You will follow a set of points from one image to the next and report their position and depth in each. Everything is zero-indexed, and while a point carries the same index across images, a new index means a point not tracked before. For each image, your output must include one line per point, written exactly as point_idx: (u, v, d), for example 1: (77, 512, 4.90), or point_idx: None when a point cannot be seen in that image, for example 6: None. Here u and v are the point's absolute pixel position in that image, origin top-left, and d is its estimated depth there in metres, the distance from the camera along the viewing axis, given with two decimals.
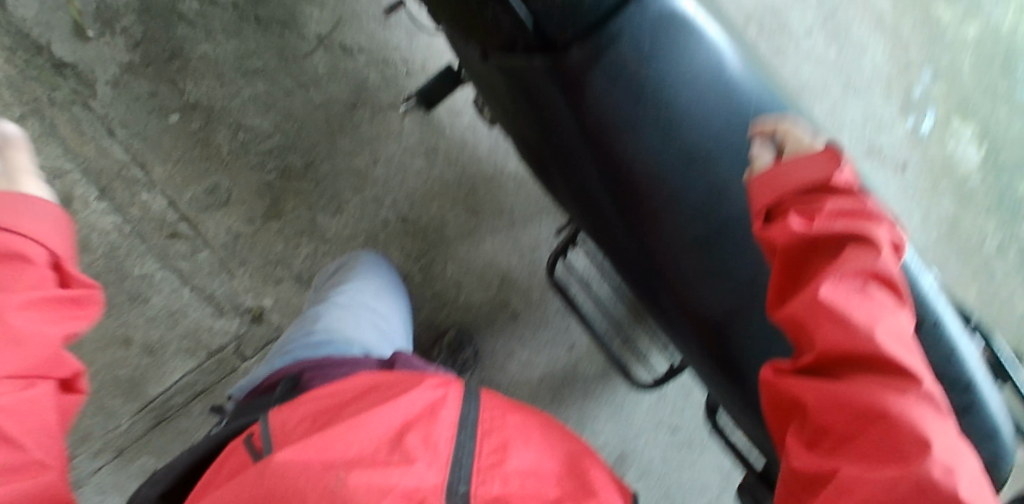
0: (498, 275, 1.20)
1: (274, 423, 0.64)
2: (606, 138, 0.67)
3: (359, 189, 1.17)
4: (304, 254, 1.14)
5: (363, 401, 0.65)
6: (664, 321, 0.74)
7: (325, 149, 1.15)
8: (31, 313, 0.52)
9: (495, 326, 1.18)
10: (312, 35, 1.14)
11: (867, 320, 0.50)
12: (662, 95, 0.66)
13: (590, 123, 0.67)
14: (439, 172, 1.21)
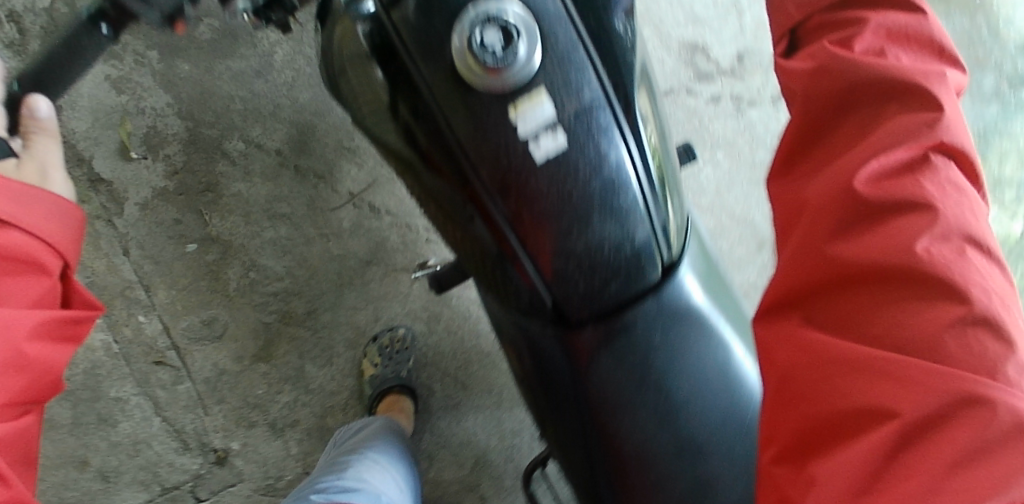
0: (472, 456, 1.17)
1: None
2: (603, 418, 0.64)
3: (353, 344, 1.16)
4: (284, 401, 1.12)
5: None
6: None
7: (331, 301, 1.15)
8: (40, 332, 0.56)
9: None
10: (344, 190, 1.17)
11: (905, 222, 0.47)
12: (667, 384, 0.63)
13: (592, 402, 0.64)
14: (437, 340, 1.19)
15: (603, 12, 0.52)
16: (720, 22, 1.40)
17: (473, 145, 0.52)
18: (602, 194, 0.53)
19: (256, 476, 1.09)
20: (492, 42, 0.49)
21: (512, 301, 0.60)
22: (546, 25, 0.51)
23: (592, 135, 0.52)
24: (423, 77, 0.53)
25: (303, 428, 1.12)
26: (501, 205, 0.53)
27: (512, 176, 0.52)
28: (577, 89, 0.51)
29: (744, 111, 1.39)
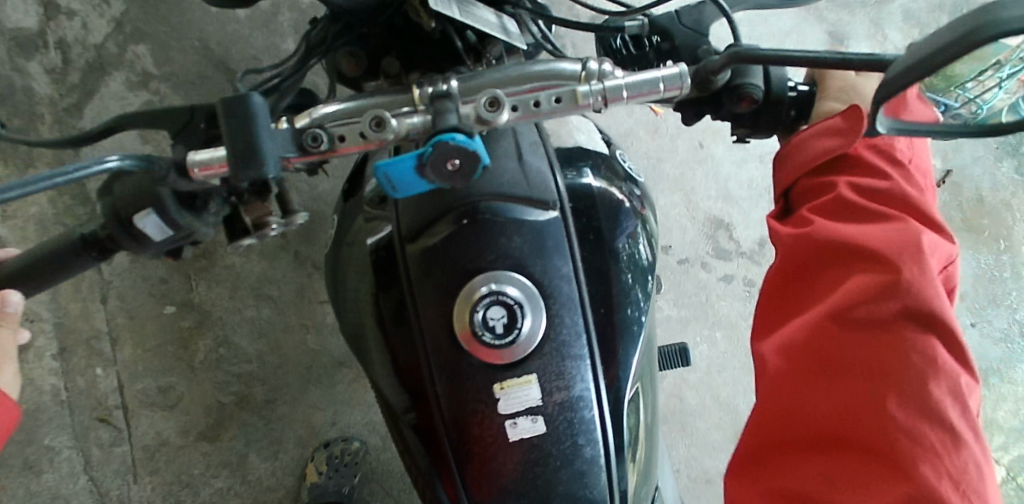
0: None
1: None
2: None
3: (303, 442, 1.12)
4: (217, 486, 1.08)
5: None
6: None
7: (292, 394, 1.13)
8: None
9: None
10: None
11: (902, 294, 0.49)
12: None
13: None
14: (389, 458, 1.15)
15: (615, 304, 0.52)
16: (754, 203, 1.38)
17: (450, 413, 0.50)
18: (569, 494, 0.49)
19: None
20: (492, 322, 0.48)
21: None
22: (553, 306, 0.49)
23: (572, 432, 0.49)
24: (418, 326, 0.51)
25: None
26: (462, 481, 0.50)
27: (480, 454, 0.50)
28: (568, 380, 0.49)
29: (755, 295, 1.36)
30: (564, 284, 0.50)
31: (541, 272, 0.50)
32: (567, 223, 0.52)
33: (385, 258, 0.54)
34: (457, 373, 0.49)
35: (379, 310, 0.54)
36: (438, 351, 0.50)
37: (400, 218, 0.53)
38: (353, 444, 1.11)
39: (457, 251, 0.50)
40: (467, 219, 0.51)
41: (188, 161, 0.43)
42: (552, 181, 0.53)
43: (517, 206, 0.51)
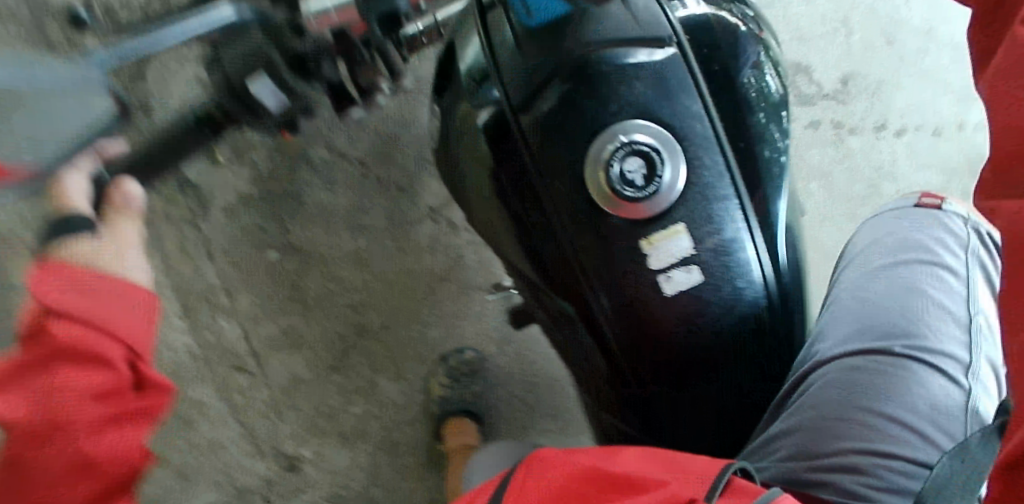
0: None
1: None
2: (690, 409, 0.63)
3: (424, 359, 1.15)
4: (355, 412, 1.13)
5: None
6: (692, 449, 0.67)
7: (405, 317, 1.15)
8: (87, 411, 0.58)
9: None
10: (424, 204, 1.15)
11: None
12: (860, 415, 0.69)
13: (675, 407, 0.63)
14: (506, 362, 1.17)
15: (741, 134, 0.60)
16: (832, 38, 1.27)
17: (609, 276, 0.58)
18: (724, 322, 0.59)
19: (326, 483, 1.12)
20: (631, 175, 0.56)
21: (619, 405, 0.66)
22: (689, 158, 0.58)
23: (725, 265, 0.59)
24: (565, 206, 0.58)
25: (372, 441, 1.13)
26: (626, 335, 0.59)
27: (642, 308, 0.58)
28: (717, 225, 0.58)
29: (847, 138, 1.27)
30: (700, 135, 0.58)
31: (670, 112, 0.58)
32: (688, 75, 0.58)
33: (507, 145, 0.60)
34: (614, 237, 0.58)
35: (511, 191, 0.61)
36: (593, 221, 0.58)
37: (523, 102, 0.59)
38: (469, 355, 1.14)
39: (589, 126, 0.57)
40: (591, 90, 0.57)
41: (307, 12, 0.59)
42: (667, 32, 0.58)
43: (638, 59, 0.58)
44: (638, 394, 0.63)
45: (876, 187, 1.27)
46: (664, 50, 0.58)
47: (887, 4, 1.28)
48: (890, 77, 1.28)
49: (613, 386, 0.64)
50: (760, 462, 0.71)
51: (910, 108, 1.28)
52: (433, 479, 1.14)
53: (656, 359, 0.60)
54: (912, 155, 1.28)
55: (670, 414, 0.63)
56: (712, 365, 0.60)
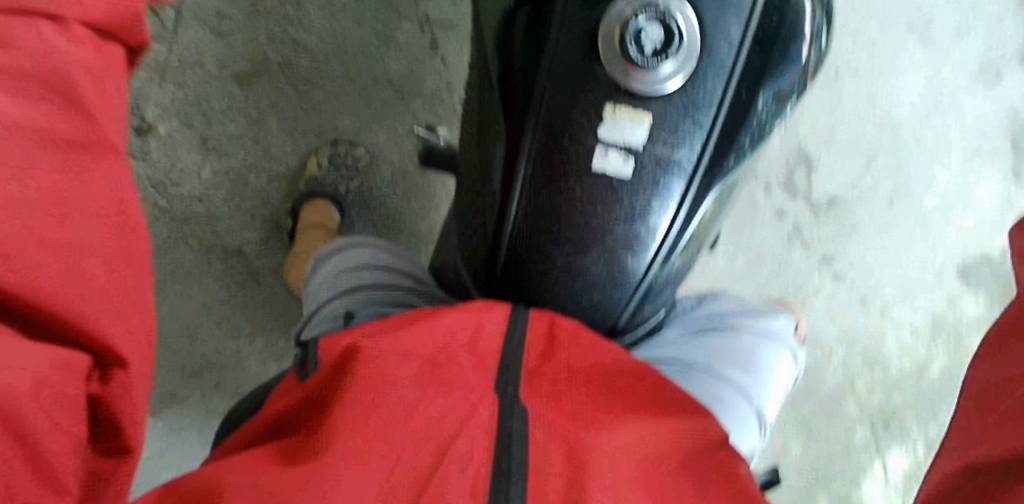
0: None
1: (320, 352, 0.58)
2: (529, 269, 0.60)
3: (320, 134, 1.11)
4: (227, 129, 1.07)
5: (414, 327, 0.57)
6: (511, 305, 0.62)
7: (333, 84, 1.10)
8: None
9: (282, 334, 1.14)
10: (422, 9, 1.10)
11: None
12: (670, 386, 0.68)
13: (522, 255, 0.60)
14: (387, 192, 1.15)
15: (753, 99, 0.58)
16: (850, 160, 1.10)
17: (557, 116, 0.57)
18: (616, 228, 0.58)
19: (156, 170, 1.05)
20: (647, 39, 0.55)
21: (476, 245, 0.64)
22: (697, 70, 0.56)
23: (656, 181, 0.57)
24: (565, 29, 0.57)
25: (224, 165, 1.08)
26: (532, 176, 0.58)
27: (564, 162, 0.57)
28: (675, 139, 0.57)
29: (795, 249, 1.11)
30: (717, 62, 0.57)
31: (711, 25, 0.56)
32: (749, 7, 0.56)
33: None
34: (585, 86, 0.56)
35: (522, 3, 0.59)
36: (579, 60, 0.56)
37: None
38: (362, 159, 1.11)
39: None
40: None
41: None
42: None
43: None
44: (497, 240, 0.61)
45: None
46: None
47: (918, 169, 1.12)
48: (867, 230, 1.12)
49: (485, 221, 0.62)
50: None
51: (862, 267, 1.13)
52: (251, 235, 1.10)
53: (537, 215, 0.58)
54: (836, 314, 1.13)
55: (510, 281, 0.61)
56: (577, 260, 0.58)
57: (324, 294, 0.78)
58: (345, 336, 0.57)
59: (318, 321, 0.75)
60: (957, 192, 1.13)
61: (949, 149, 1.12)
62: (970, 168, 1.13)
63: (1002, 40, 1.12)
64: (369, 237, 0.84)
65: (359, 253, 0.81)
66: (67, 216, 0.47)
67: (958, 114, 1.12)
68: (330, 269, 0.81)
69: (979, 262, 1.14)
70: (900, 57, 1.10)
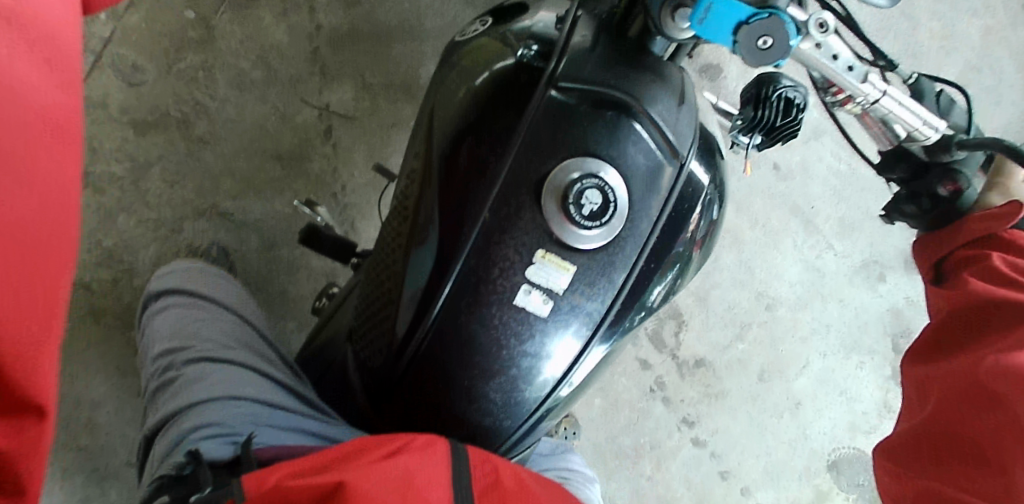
0: None
1: (246, 486, 0.53)
2: (435, 373, 0.62)
3: (199, 192, 1.11)
4: (109, 170, 1.07)
5: (352, 457, 0.56)
6: (409, 401, 0.64)
7: (223, 148, 1.12)
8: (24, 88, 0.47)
9: (104, 379, 1.06)
10: (326, 100, 1.17)
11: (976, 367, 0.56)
12: None
13: (436, 360, 0.62)
14: (253, 262, 1.13)
15: (663, 264, 0.62)
16: (724, 326, 1.25)
17: (492, 249, 0.59)
18: (520, 361, 0.61)
19: None
20: (587, 202, 0.58)
21: (376, 341, 0.66)
22: (621, 234, 0.60)
23: (567, 325, 0.61)
24: (514, 166, 0.59)
25: (96, 202, 1.06)
26: (454, 299, 0.60)
27: (487, 292, 0.59)
28: (589, 293, 0.61)
29: (656, 401, 1.22)
30: (636, 231, 0.61)
31: (638, 197, 0.60)
32: (669, 186, 0.62)
33: (515, 85, 0.61)
34: (523, 226, 0.59)
35: (472, 131, 0.61)
36: (519, 200, 0.59)
37: (562, 72, 0.60)
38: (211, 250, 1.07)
39: (584, 138, 0.59)
40: (605, 116, 0.60)
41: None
42: (685, 152, 0.62)
43: (651, 139, 0.61)
44: (402, 347, 0.63)
45: (637, 460, 1.20)
46: (670, 160, 0.62)
47: (791, 349, 1.27)
48: (733, 401, 1.24)
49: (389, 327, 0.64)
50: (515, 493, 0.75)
51: (724, 437, 1.23)
52: (103, 281, 1.06)
53: (448, 335, 0.61)
54: (693, 481, 1.22)
55: (406, 386, 0.64)
56: (476, 385, 0.62)
57: (201, 390, 0.68)
58: (280, 471, 0.55)
59: (198, 429, 0.63)
60: (831, 380, 1.27)
61: (827, 338, 1.28)
62: (847, 362, 1.28)
63: (886, 245, 1.31)
64: (226, 300, 0.81)
65: (224, 331, 0.76)
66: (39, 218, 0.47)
67: (839, 303, 1.29)
68: (190, 348, 0.73)
69: (852, 460, 1.27)
70: (783, 236, 1.28)
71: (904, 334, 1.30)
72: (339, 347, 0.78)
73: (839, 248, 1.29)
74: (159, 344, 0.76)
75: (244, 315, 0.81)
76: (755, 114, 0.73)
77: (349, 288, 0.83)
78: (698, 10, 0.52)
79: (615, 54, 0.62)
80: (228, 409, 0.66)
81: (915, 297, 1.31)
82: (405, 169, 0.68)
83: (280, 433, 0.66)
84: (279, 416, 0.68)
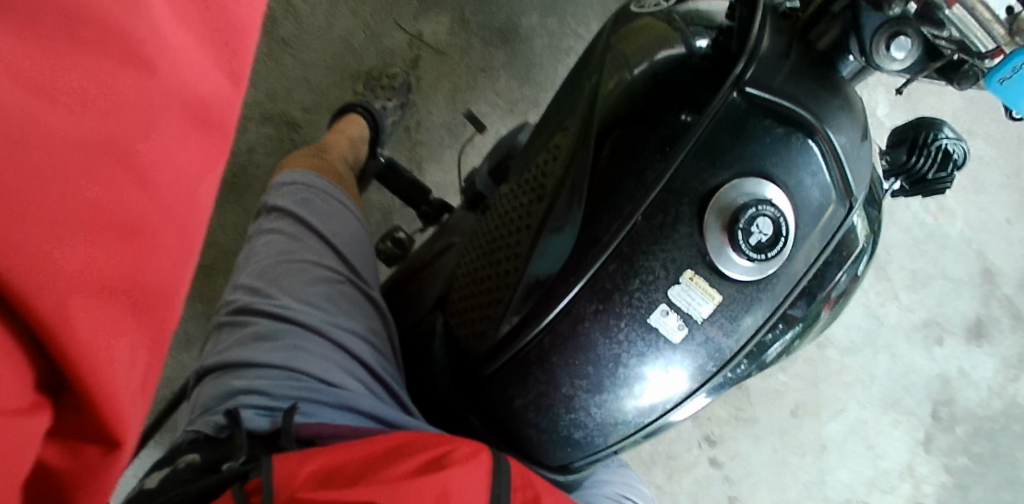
0: (198, 269, 1.01)
1: (273, 470, 0.49)
2: (537, 374, 0.58)
3: (271, 97, 1.04)
4: None
5: (387, 463, 0.50)
6: (498, 394, 0.60)
7: (303, 56, 1.05)
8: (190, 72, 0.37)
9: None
10: (419, 30, 1.10)
11: None
12: None
13: (539, 360, 0.57)
14: None
15: (808, 301, 0.58)
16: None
17: (637, 257, 0.55)
18: (633, 384, 0.57)
19: None
20: (756, 231, 0.53)
21: (478, 323, 0.61)
22: (774, 272, 0.55)
23: (695, 357, 0.57)
24: (678, 173, 0.54)
25: None
26: (582, 302, 0.55)
27: (620, 303, 0.55)
28: (731, 325, 0.56)
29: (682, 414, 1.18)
30: (789, 269, 0.56)
31: (801, 232, 0.55)
32: (832, 229, 0.56)
33: (677, 82, 0.57)
34: (676, 240, 0.54)
35: (624, 122, 0.57)
36: (679, 210, 0.54)
37: (750, 77, 0.54)
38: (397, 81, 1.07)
39: (760, 158, 0.54)
40: (781, 137, 0.54)
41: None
42: (857, 193, 0.57)
43: (826, 170, 0.55)
44: (505, 341, 0.58)
45: (650, 467, 1.17)
46: (841, 200, 0.56)
47: (829, 393, 1.22)
48: (760, 429, 1.21)
49: (496, 314, 0.59)
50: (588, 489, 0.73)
51: (741, 464, 1.20)
52: None
53: (563, 339, 0.56)
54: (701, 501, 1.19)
55: (499, 381, 0.60)
56: (580, 397, 0.58)
57: (263, 353, 0.65)
58: (310, 463, 0.50)
59: (249, 396, 0.62)
60: (862, 432, 1.23)
61: (870, 389, 1.23)
62: (882, 418, 1.24)
63: (952, 308, 1.25)
64: (330, 236, 0.73)
65: (315, 284, 0.69)
66: (136, 202, 0.34)
67: (890, 357, 1.24)
68: (275, 289, 0.68)
69: None
70: None
71: (947, 403, 1.25)
72: (423, 312, 0.73)
73: (903, 302, 1.24)
74: (255, 268, 0.71)
75: (347, 257, 0.73)
76: (907, 160, 0.66)
77: (445, 245, 0.78)
78: (1002, 68, 0.42)
79: (807, 68, 0.56)
80: (281, 396, 0.62)
81: (968, 369, 1.26)
82: (545, 141, 0.64)
83: (332, 413, 0.62)
84: (338, 391, 0.63)
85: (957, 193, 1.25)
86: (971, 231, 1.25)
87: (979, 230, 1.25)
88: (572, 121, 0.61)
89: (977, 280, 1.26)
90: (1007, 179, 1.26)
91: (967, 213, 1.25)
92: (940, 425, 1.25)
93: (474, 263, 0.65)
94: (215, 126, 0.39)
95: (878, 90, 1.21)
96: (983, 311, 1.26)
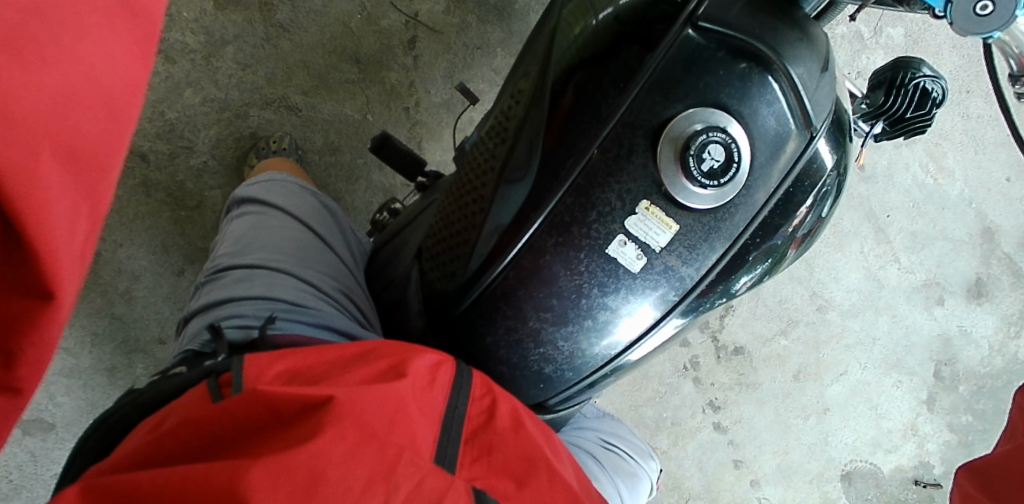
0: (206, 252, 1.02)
1: (245, 367, 0.51)
2: (500, 308, 0.60)
3: (272, 81, 1.05)
4: (185, 44, 1.00)
5: (352, 367, 0.51)
6: (466, 336, 0.63)
7: (301, 40, 1.06)
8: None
9: (147, 253, 0.99)
10: (415, 9, 1.11)
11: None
12: None
13: (502, 295, 0.60)
14: (314, 163, 1.08)
15: (772, 234, 0.60)
16: (769, 319, 1.23)
17: (594, 190, 0.57)
18: (597, 314, 0.60)
19: None
20: (708, 158, 0.55)
21: (449, 264, 0.63)
22: (732, 201, 0.57)
23: (655, 287, 0.59)
24: (632, 107, 0.56)
25: (169, 74, 0.99)
26: (540, 236, 0.58)
27: (579, 235, 0.57)
28: (691, 257, 0.58)
29: (686, 381, 1.20)
30: (749, 201, 0.57)
31: (759, 165, 0.57)
32: (793, 158, 0.57)
33: (644, 22, 0.57)
34: (631, 172, 0.56)
35: (584, 66, 0.58)
36: (633, 142, 0.56)
37: (703, 12, 0.55)
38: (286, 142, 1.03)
39: (715, 89, 0.55)
40: (739, 71, 0.55)
41: None
42: (818, 123, 0.58)
43: (785, 102, 0.56)
44: (472, 279, 0.61)
45: (656, 432, 1.19)
46: (800, 129, 0.57)
47: (832, 355, 1.24)
48: (763, 393, 1.23)
49: (463, 254, 0.62)
50: (574, 424, 0.81)
51: (745, 428, 1.22)
52: (158, 156, 0.99)
53: (527, 274, 0.59)
54: (705, 465, 1.21)
55: (468, 321, 0.62)
56: (546, 330, 0.60)
57: (241, 289, 0.66)
58: (280, 364, 0.51)
59: (231, 319, 0.63)
60: (864, 393, 1.25)
61: (871, 351, 1.25)
62: (884, 379, 1.25)
63: (952, 269, 1.26)
64: (297, 211, 0.76)
65: (287, 240, 0.72)
66: (53, 63, 0.33)
67: (891, 318, 1.25)
68: (249, 245, 0.71)
69: (866, 476, 1.25)
70: (851, 240, 1.23)
71: (949, 362, 1.27)
72: (398, 269, 0.75)
73: (904, 264, 1.25)
74: (226, 242, 0.73)
75: (309, 224, 0.76)
76: (884, 101, 0.68)
77: (428, 204, 0.80)
78: None
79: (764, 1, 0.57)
80: (266, 314, 0.64)
81: (968, 328, 1.27)
82: (510, 90, 0.66)
83: (309, 331, 0.64)
84: (312, 311, 0.66)
85: (956, 152, 1.25)
86: (971, 192, 1.26)
87: (979, 190, 1.26)
88: (535, 67, 0.63)
89: (977, 240, 1.26)
90: (1006, 137, 1.26)
91: (966, 172, 1.26)
92: (942, 384, 1.27)
93: (446, 210, 0.67)
94: (145, 19, 0.38)
95: (878, 53, 1.21)
96: (982, 270, 1.27)
